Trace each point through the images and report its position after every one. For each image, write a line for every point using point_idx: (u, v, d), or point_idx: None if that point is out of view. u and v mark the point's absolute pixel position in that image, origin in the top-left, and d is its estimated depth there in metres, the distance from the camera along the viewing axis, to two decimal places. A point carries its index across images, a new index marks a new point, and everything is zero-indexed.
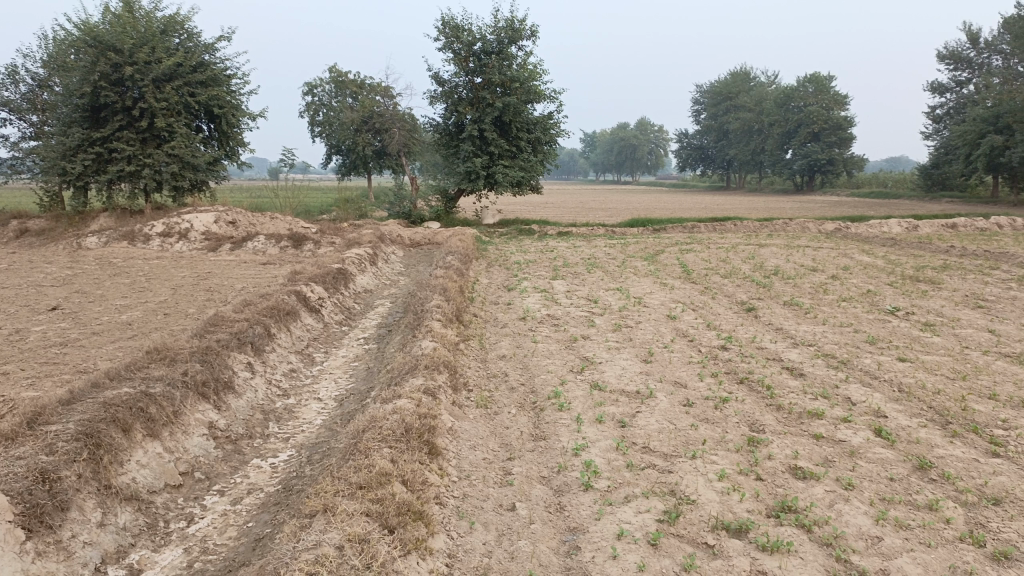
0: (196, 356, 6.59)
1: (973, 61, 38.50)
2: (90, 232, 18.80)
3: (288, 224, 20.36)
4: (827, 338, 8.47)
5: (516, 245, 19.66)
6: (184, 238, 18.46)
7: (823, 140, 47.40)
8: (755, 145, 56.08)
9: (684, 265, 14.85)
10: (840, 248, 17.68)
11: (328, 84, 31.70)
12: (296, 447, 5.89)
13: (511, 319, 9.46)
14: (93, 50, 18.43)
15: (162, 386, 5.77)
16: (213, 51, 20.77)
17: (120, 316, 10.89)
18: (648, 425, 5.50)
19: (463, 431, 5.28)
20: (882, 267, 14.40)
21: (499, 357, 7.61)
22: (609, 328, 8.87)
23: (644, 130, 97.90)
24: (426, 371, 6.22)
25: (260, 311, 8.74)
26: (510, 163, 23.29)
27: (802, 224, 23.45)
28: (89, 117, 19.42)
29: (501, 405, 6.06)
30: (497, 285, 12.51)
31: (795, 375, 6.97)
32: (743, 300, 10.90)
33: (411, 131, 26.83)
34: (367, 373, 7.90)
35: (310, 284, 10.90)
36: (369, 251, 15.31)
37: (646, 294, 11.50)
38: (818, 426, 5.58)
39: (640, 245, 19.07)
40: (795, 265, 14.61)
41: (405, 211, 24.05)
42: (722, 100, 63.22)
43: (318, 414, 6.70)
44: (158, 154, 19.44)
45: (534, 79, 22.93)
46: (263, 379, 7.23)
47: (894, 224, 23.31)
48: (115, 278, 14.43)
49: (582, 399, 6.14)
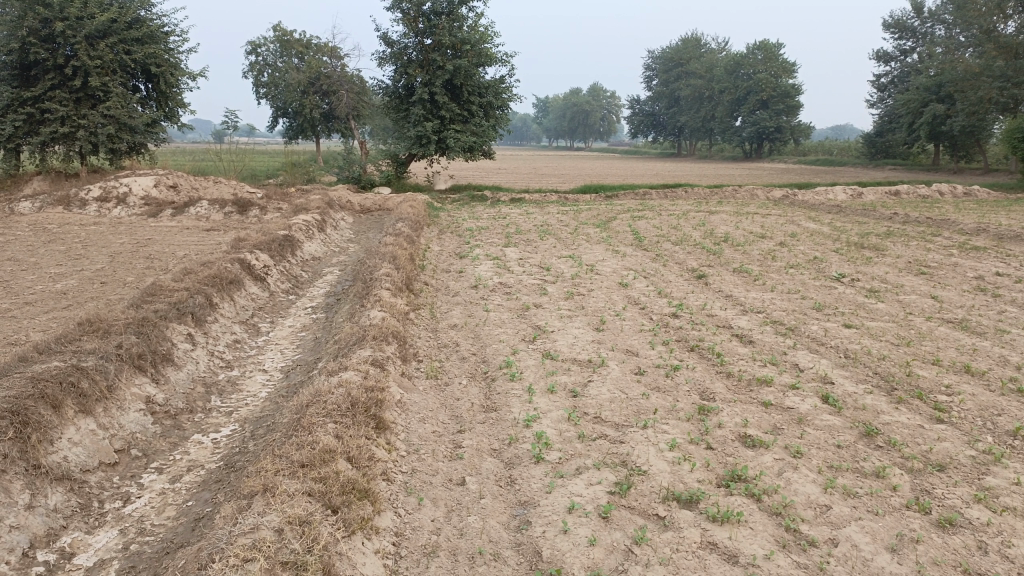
0: (132, 328, 6.32)
1: (917, 30, 39.17)
2: (22, 197, 17.96)
3: (233, 189, 19.75)
4: (775, 305, 8.55)
5: (468, 211, 19.45)
6: (122, 203, 17.76)
7: (771, 107, 47.95)
8: (706, 112, 56.46)
9: (635, 232, 14.87)
10: (788, 215, 17.92)
11: (273, 44, 30.67)
12: (240, 422, 5.70)
13: (463, 288, 9.32)
14: (19, 3, 17.44)
15: (95, 360, 5.50)
16: (150, 7, 19.84)
17: (54, 285, 10.42)
18: (600, 394, 5.45)
19: (412, 403, 5.16)
20: (829, 234, 14.64)
21: (449, 326, 7.49)
22: (562, 297, 8.81)
23: (597, 96, 97.76)
24: (374, 342, 6.07)
25: (201, 280, 8.43)
26: (461, 128, 22.94)
27: (751, 190, 23.73)
28: (18, 75, 18.45)
29: (452, 376, 5.96)
30: (449, 252, 12.33)
31: (745, 342, 7.01)
32: (693, 267, 10.96)
33: (360, 93, 26.21)
34: (314, 344, 7.69)
35: (254, 252, 10.57)
36: (317, 217, 14.95)
37: (599, 261, 11.47)
38: (767, 394, 5.61)
39: (592, 212, 19.05)
40: (745, 232, 14.75)
41: (354, 176, 23.56)
42: (673, 66, 63.38)
43: (263, 387, 6.50)
44: (93, 116, 18.59)
45: (485, 41, 22.52)
46: (205, 351, 6.98)
47: (840, 191, 23.74)
48: (49, 245, 13.83)
49: (534, 368, 6.06)
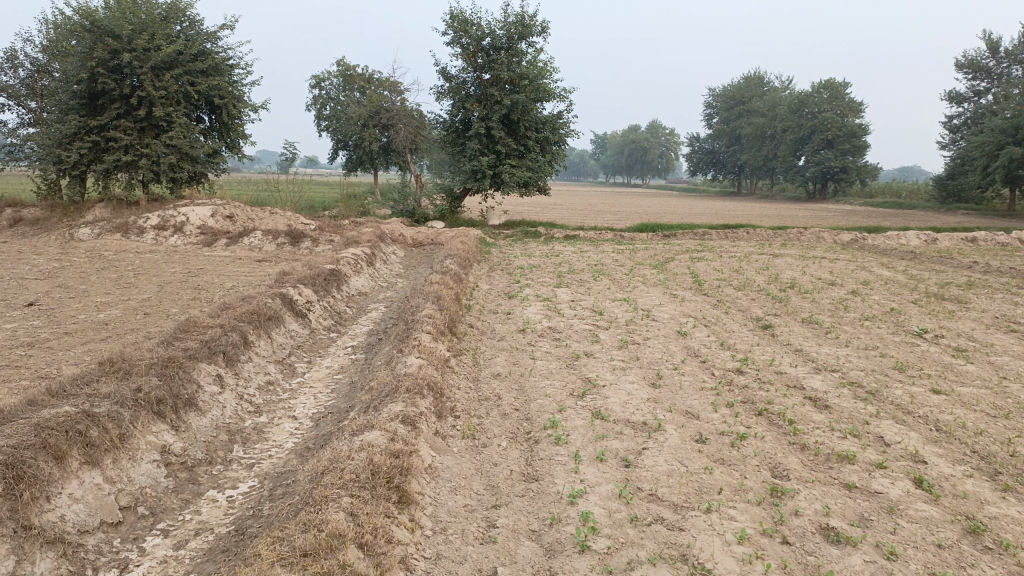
0: (154, 369, 5.96)
1: (993, 71, 37.63)
2: (84, 224, 18.22)
3: (287, 219, 19.71)
4: (852, 364, 7.77)
5: (521, 248, 19.03)
6: (179, 232, 17.87)
7: (836, 147, 46.62)
8: (767, 150, 55.34)
9: (694, 275, 14.17)
10: (857, 260, 16.98)
11: (336, 78, 31.17)
12: (260, 477, 5.25)
13: (510, 332, 8.78)
14: (90, 35, 17.89)
15: (109, 406, 5.12)
16: (215, 40, 20.20)
17: (97, 315, 10.26)
18: (656, 466, 4.82)
19: (443, 469, 4.62)
20: (904, 283, 13.69)
21: (493, 376, 6.95)
22: (614, 346, 8.19)
23: (656, 134, 97.41)
24: (407, 395, 5.56)
25: (237, 316, 8.10)
26: (517, 163, 22.61)
27: (817, 233, 22.74)
28: (86, 105, 18.87)
29: (491, 436, 5.39)
30: (498, 291, 11.85)
31: (820, 408, 6.28)
32: (757, 316, 10.23)
33: (418, 127, 26.20)
34: (349, 389, 7.23)
35: (297, 286, 10.25)
36: (367, 251, 14.68)
37: (655, 306, 10.80)
38: (850, 474, 4.89)
39: (649, 251, 18.39)
40: (812, 278, 13.91)
41: (409, 209, 23.40)
42: (734, 105, 62.62)
43: (290, 437, 6.06)
44: (156, 145, 18.78)
45: (544, 77, 22.24)
46: (233, 394, 6.58)
47: (912, 236, 22.60)
48: (103, 272, 13.84)
49: (582, 430, 5.46)
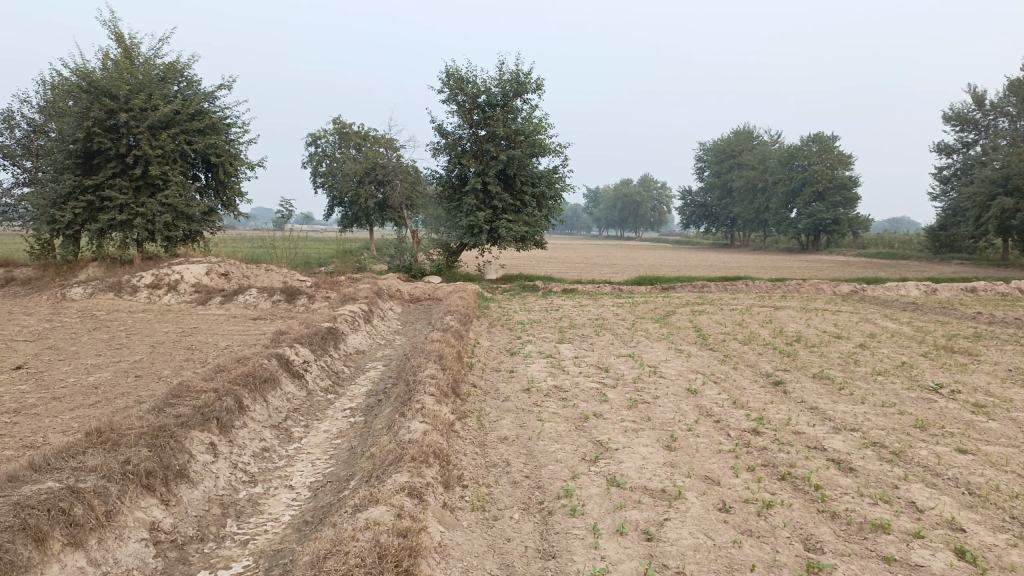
0: (144, 439, 5.66)
1: (980, 123, 38.22)
2: (76, 283, 17.98)
3: (283, 277, 19.52)
4: (871, 422, 7.49)
5: (520, 303, 18.84)
6: (173, 290, 17.63)
7: (828, 199, 47.00)
8: (759, 203, 55.83)
9: (698, 329, 13.96)
10: (860, 312, 16.81)
11: (332, 136, 31.43)
12: (255, 555, 4.90)
13: (514, 392, 8.50)
14: (87, 96, 17.96)
15: (95, 480, 4.80)
16: (212, 99, 20.33)
17: (87, 378, 9.94)
18: (681, 540, 4.52)
19: (455, 547, 4.31)
20: (911, 336, 13.50)
21: (499, 440, 6.63)
22: (624, 405, 7.90)
23: (648, 187, 98.52)
24: (413, 464, 5.26)
25: (232, 378, 7.81)
26: (514, 217, 22.58)
27: (816, 284, 22.65)
28: (82, 164, 18.83)
29: (502, 507, 5.07)
30: (499, 348, 11.60)
31: (845, 471, 6.00)
32: (767, 371, 9.99)
33: (414, 183, 26.24)
34: (349, 455, 6.91)
35: (294, 346, 9.98)
36: (364, 308, 14.45)
37: (661, 362, 10.54)
38: (887, 545, 4.61)
39: (649, 305, 18.21)
40: (817, 331, 13.71)
41: (405, 264, 23.23)
42: (725, 158, 63.40)
43: (287, 509, 5.72)
44: (151, 204, 18.68)
45: (540, 132, 22.38)
46: (227, 463, 6.26)
47: (912, 286, 22.53)
48: (94, 333, 13.55)
49: (598, 500, 5.16)
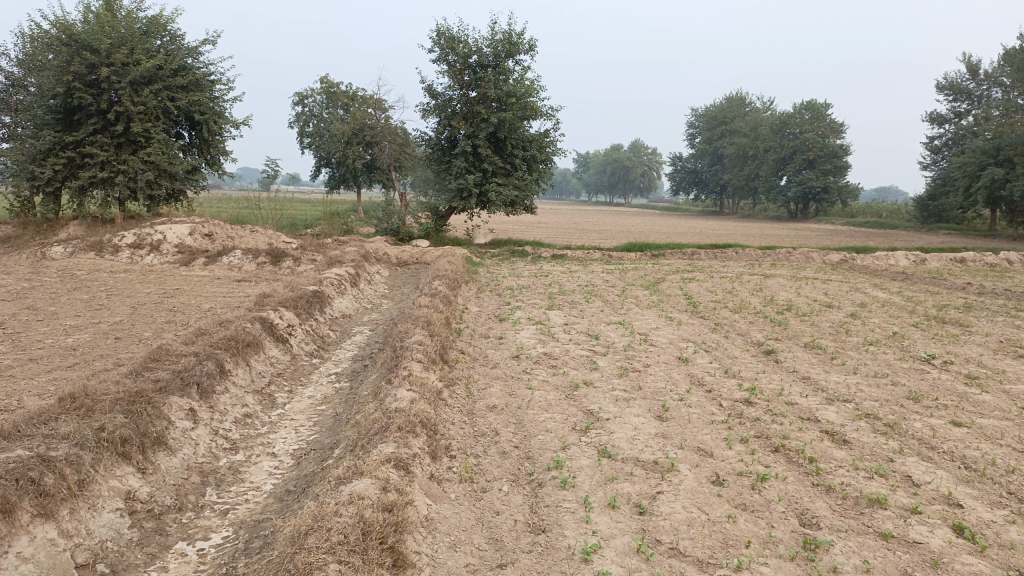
0: (121, 405, 5.44)
1: (973, 93, 37.91)
2: (56, 242, 17.59)
3: (269, 238, 19.20)
4: (864, 394, 7.41)
5: (509, 268, 18.63)
6: (155, 250, 17.29)
7: (818, 167, 46.75)
8: (750, 170, 55.48)
9: (689, 296, 13.82)
10: (851, 282, 16.72)
11: (319, 95, 30.82)
12: (234, 527, 4.76)
13: (503, 359, 8.34)
14: (66, 49, 17.40)
15: (67, 449, 4.60)
16: (197, 55, 19.77)
17: (66, 340, 9.70)
18: (674, 514, 4.40)
19: (441, 520, 4.16)
20: (902, 306, 13.42)
21: (488, 408, 6.48)
22: (615, 373, 7.77)
23: (639, 153, 97.88)
24: (398, 434, 5.09)
25: (213, 342, 7.60)
26: (504, 181, 22.26)
27: (807, 253, 22.54)
28: (61, 120, 18.31)
29: (491, 479, 4.93)
30: (488, 314, 11.42)
31: (839, 444, 5.91)
32: (759, 340, 9.88)
33: (402, 145, 25.77)
34: (333, 422, 6.74)
35: (278, 309, 9.76)
36: (351, 271, 14.19)
37: (652, 329, 10.42)
38: (884, 521, 4.52)
39: (639, 271, 18.05)
40: (809, 300, 13.62)
41: (393, 227, 22.90)
42: (716, 124, 62.82)
43: (269, 478, 5.58)
44: (133, 161, 18.23)
45: (531, 95, 21.94)
46: (207, 430, 6.09)
47: (901, 256, 22.46)
48: (74, 293, 13.26)
49: (589, 472, 5.03)
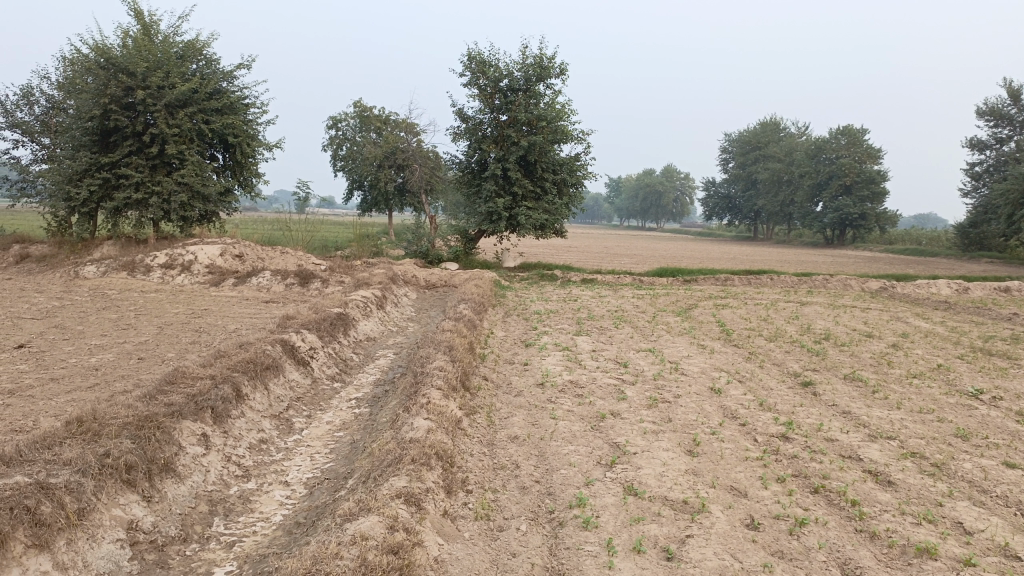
0: (129, 430, 5.27)
1: (1015, 119, 36.94)
2: (90, 261, 17.76)
3: (298, 260, 19.21)
4: (909, 431, 6.99)
5: (538, 292, 18.39)
6: (186, 270, 17.37)
7: (855, 194, 45.91)
8: (785, 196, 54.70)
9: (721, 324, 13.43)
10: (891, 311, 16.17)
11: (353, 119, 31.06)
12: (239, 561, 4.53)
13: (528, 386, 8.07)
14: (105, 72, 17.69)
15: (68, 476, 4.43)
16: (231, 78, 20.02)
17: (89, 360, 9.65)
18: (704, 561, 4.08)
19: (453, 562, 3.88)
20: (946, 337, 12.89)
21: (509, 439, 6.21)
22: (643, 404, 7.45)
23: (671, 178, 97.41)
24: (412, 466, 4.84)
25: (231, 365, 7.44)
26: (534, 205, 22.09)
27: (844, 280, 21.95)
28: (98, 142, 18.58)
29: (509, 516, 4.65)
30: (514, 339, 11.17)
31: (884, 485, 5.53)
32: (795, 371, 9.48)
33: (433, 168, 25.78)
34: (350, 450, 6.52)
35: (301, 331, 9.60)
36: (378, 294, 14.06)
37: (683, 358, 10.08)
38: (934, 574, 4.15)
39: (671, 297, 17.68)
40: (847, 329, 13.14)
41: (422, 250, 22.82)
42: (750, 150, 62.25)
43: (280, 508, 5.35)
44: (167, 182, 18.39)
45: (562, 118, 21.80)
46: (219, 456, 5.89)
47: (943, 284, 21.76)
48: (103, 312, 13.29)
49: (614, 512, 4.72)
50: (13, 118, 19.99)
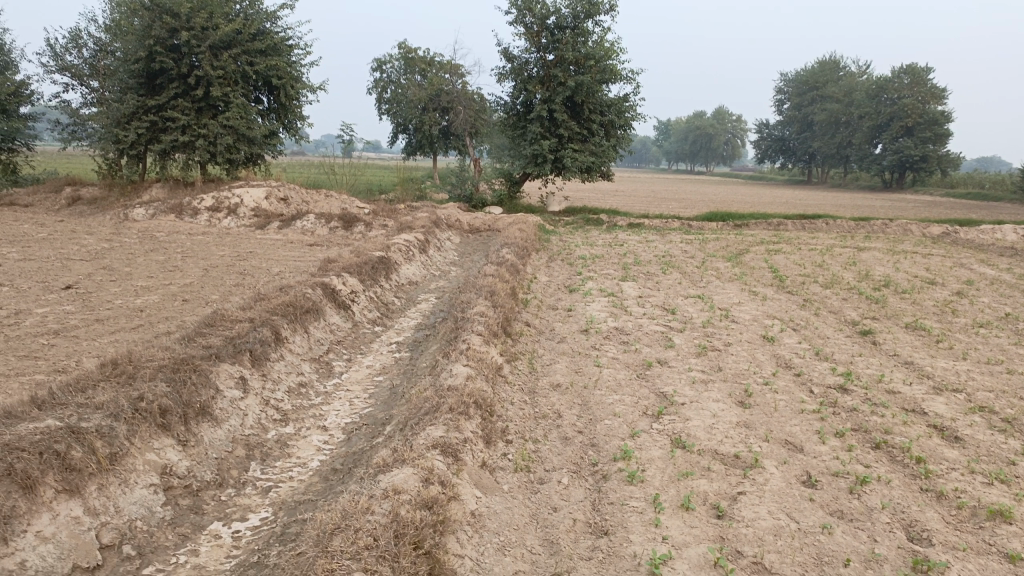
0: (164, 373, 5.19)
1: None
2: (138, 204, 17.91)
3: (342, 203, 19.10)
4: (977, 383, 6.58)
5: (583, 236, 18.01)
6: (232, 214, 17.41)
7: (917, 135, 43.87)
8: (842, 138, 52.59)
9: (774, 270, 12.93)
10: (955, 257, 15.40)
11: (397, 60, 30.53)
12: (274, 507, 4.44)
13: (572, 333, 7.83)
14: (148, 13, 17.51)
15: (100, 420, 4.36)
16: (274, 19, 19.65)
17: (135, 301, 9.68)
18: (757, 521, 3.83)
19: (491, 516, 3.71)
20: (1015, 284, 12.20)
21: (552, 388, 6.00)
22: (692, 352, 7.16)
23: (723, 120, 94.56)
24: (449, 416, 4.65)
25: (271, 308, 7.34)
26: (580, 147, 21.51)
27: (904, 225, 20.99)
28: (144, 84, 18.55)
29: (550, 468, 4.46)
30: (558, 284, 10.90)
31: (950, 442, 5.17)
32: (854, 319, 9.04)
33: (478, 111, 25.24)
34: (390, 395, 6.39)
35: (342, 275, 9.46)
36: (421, 237, 13.87)
37: (734, 305, 9.70)
38: (1010, 540, 3.83)
39: (721, 242, 17.12)
40: (908, 276, 12.53)
41: (466, 194, 22.50)
42: (807, 90, 59.80)
43: (317, 454, 5.26)
44: (212, 125, 18.32)
45: (611, 57, 21.01)
46: (257, 400, 5.80)
47: (1009, 230, 20.65)
48: (150, 254, 13.37)
49: (660, 465, 4.49)
50: (63, 61, 20.05)
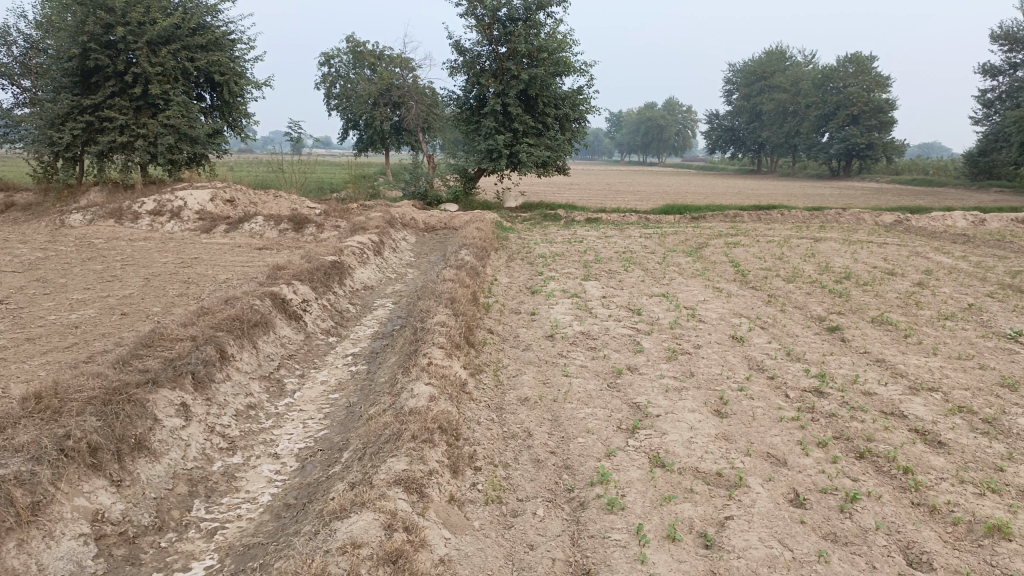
0: (94, 404, 4.72)
1: None
2: (75, 209, 17.03)
3: (292, 204, 18.49)
4: (951, 381, 6.44)
5: (541, 233, 17.71)
6: (175, 217, 16.66)
7: (862, 123, 44.54)
8: (790, 127, 53.27)
9: (736, 263, 12.80)
10: (909, 246, 15.49)
11: (346, 55, 29.79)
12: (221, 552, 4.03)
13: (537, 339, 7.51)
14: (81, 8, 16.61)
15: (19, 465, 3.90)
16: (215, 13, 18.86)
17: (69, 317, 9.04)
18: (749, 551, 3.55)
19: (461, 561, 3.37)
20: (971, 273, 12.26)
21: (519, 402, 5.67)
22: (662, 356, 6.91)
23: (673, 111, 95.24)
24: (412, 444, 4.29)
25: (216, 323, 6.85)
26: (535, 141, 21.20)
27: (857, 213, 21.19)
28: (79, 82, 17.63)
29: (523, 498, 4.13)
30: (519, 286, 10.57)
31: (935, 448, 4.99)
32: (820, 315, 8.91)
33: (430, 106, 24.71)
34: (346, 416, 5.97)
35: (293, 282, 8.98)
36: (375, 239, 13.40)
37: (700, 303, 9.49)
38: (1013, 559, 3.61)
39: (680, 236, 16.99)
40: (868, 267, 12.50)
41: (421, 191, 22.03)
42: (755, 80, 60.42)
43: (268, 487, 4.83)
44: (152, 125, 17.52)
45: (564, 49, 20.72)
46: (201, 427, 5.34)
47: (958, 216, 20.98)
48: (88, 263, 12.65)
49: (641, 488, 4.20)
50: None
